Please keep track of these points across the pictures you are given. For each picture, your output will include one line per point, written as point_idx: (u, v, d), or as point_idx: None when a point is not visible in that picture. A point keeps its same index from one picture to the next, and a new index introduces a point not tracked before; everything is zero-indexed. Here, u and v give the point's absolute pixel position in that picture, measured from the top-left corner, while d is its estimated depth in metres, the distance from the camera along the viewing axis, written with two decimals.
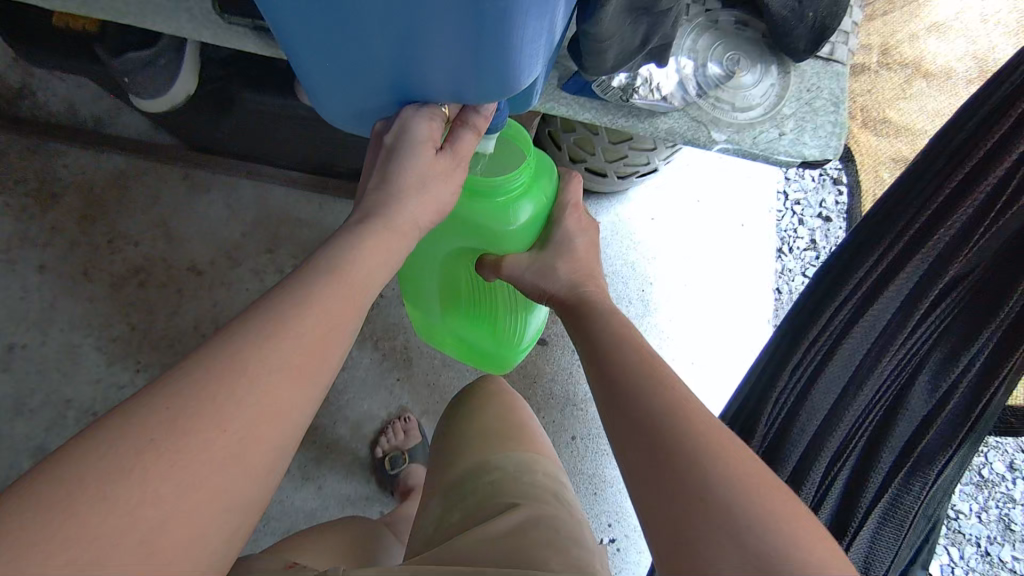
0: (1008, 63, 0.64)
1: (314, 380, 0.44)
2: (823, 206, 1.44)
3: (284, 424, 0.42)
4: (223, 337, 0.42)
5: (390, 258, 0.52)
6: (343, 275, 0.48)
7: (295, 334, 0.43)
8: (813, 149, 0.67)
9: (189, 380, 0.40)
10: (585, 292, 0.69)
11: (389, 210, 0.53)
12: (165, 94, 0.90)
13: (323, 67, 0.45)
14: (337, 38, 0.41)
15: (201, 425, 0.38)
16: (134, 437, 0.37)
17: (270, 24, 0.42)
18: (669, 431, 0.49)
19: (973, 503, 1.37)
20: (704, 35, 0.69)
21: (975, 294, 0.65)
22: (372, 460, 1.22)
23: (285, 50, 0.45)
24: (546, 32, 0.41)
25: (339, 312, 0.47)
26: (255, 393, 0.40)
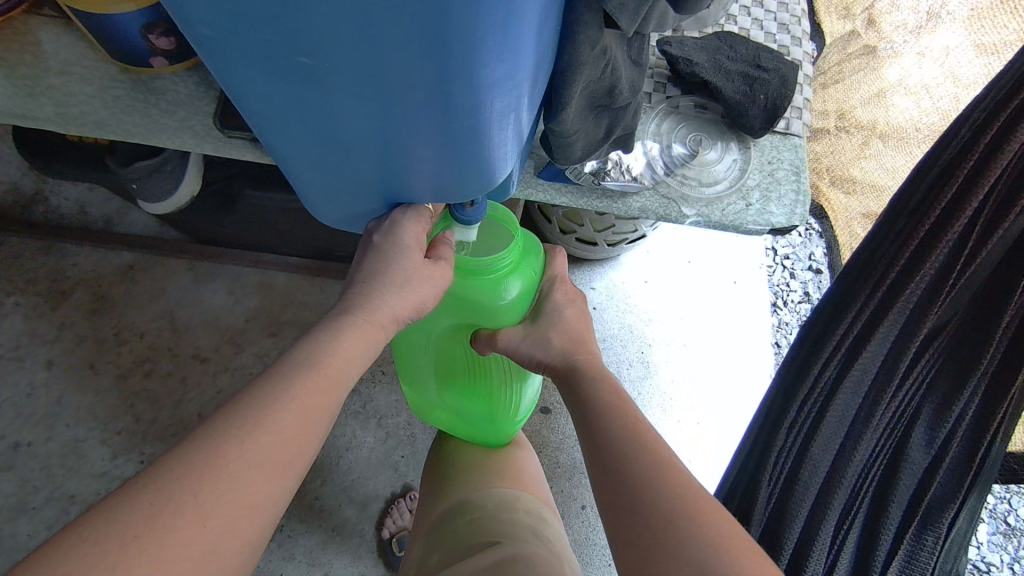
0: (967, 107, 0.61)
1: (291, 473, 0.45)
2: (812, 259, 1.47)
3: (259, 519, 0.43)
4: (206, 430, 0.44)
5: (367, 349, 0.54)
6: (322, 364, 0.50)
7: (276, 429, 0.45)
8: (781, 217, 0.71)
9: (170, 475, 0.41)
10: (577, 361, 0.67)
11: (370, 298, 0.54)
12: (170, 197, 0.95)
13: (312, 174, 0.49)
14: (323, 150, 0.44)
15: (182, 521, 0.39)
16: (117, 533, 0.38)
17: (262, 141, 0.46)
18: (650, 498, 0.51)
19: (1004, 554, 1.32)
20: (667, 119, 0.74)
21: (953, 349, 0.66)
22: (380, 543, 1.20)
23: (277, 163, 0.49)
24: (514, 135, 0.45)
25: (319, 402, 0.48)
26: (235, 487, 0.42)
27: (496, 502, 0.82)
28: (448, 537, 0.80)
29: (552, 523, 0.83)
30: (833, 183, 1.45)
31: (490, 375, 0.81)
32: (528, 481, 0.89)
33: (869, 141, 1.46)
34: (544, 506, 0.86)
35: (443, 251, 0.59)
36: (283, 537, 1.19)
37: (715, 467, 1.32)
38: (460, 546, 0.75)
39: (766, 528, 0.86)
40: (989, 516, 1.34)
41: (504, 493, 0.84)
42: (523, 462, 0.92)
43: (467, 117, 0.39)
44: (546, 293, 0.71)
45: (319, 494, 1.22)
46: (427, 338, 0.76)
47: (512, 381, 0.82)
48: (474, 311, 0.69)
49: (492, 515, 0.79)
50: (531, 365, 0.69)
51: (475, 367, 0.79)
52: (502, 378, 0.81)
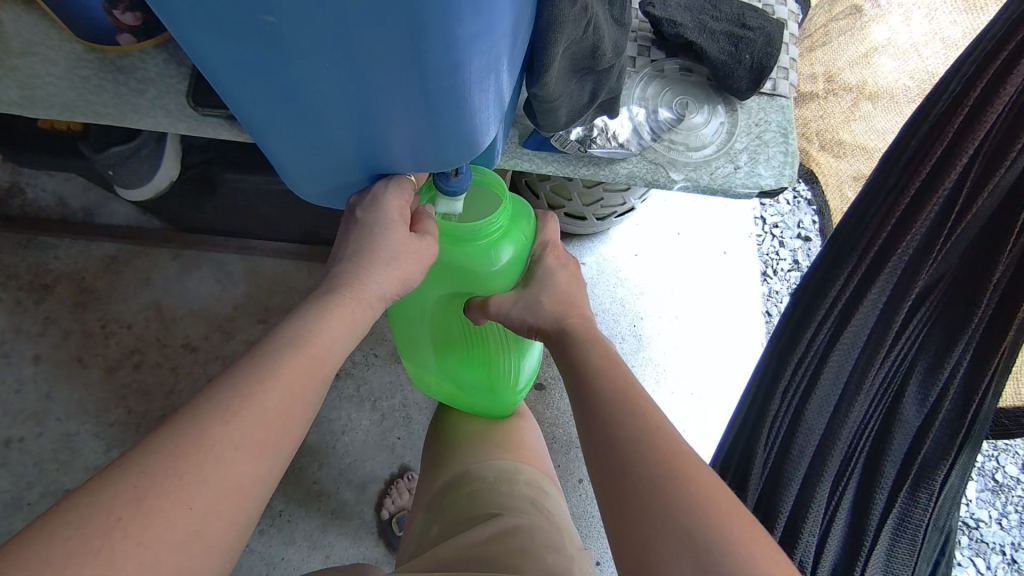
0: (953, 66, 0.62)
1: (277, 453, 0.45)
2: (801, 227, 1.49)
3: (245, 500, 0.42)
4: (188, 412, 0.43)
5: (354, 328, 0.53)
6: (306, 343, 0.49)
7: (260, 409, 0.44)
8: (770, 179, 0.70)
9: (154, 457, 0.40)
10: (567, 325, 0.65)
11: (355, 275, 0.53)
12: (149, 182, 0.94)
13: (288, 145, 0.47)
14: (298, 118, 0.43)
15: (166, 503, 0.38)
16: (98, 518, 0.37)
17: (233, 111, 0.44)
18: (638, 462, 0.51)
19: (992, 510, 1.35)
20: (652, 84, 0.73)
21: (945, 306, 0.66)
22: (380, 523, 1.21)
23: (252, 135, 0.47)
24: (495, 98, 0.44)
25: (304, 382, 0.47)
26: (219, 469, 0.41)
27: (496, 474, 0.82)
28: (447, 509, 0.80)
29: (552, 495, 0.83)
30: (824, 147, 1.25)
31: (488, 342, 0.80)
32: (529, 453, 0.89)
33: (858, 103, 1.22)
34: (547, 479, 0.86)
35: (427, 225, 0.58)
36: (282, 522, 1.19)
37: (709, 435, 1.33)
38: (459, 519, 0.76)
39: (764, 490, 0.88)
40: (979, 474, 1.36)
41: (504, 465, 0.84)
42: (524, 433, 0.93)
43: (444, 78, 0.37)
44: (536, 261, 0.70)
45: (317, 478, 1.22)
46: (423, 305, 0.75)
47: (511, 349, 0.82)
48: (466, 278, 0.68)
49: (491, 488, 0.79)
50: (523, 329, 0.68)
51: (474, 334, 0.79)
52: (501, 345, 0.81)
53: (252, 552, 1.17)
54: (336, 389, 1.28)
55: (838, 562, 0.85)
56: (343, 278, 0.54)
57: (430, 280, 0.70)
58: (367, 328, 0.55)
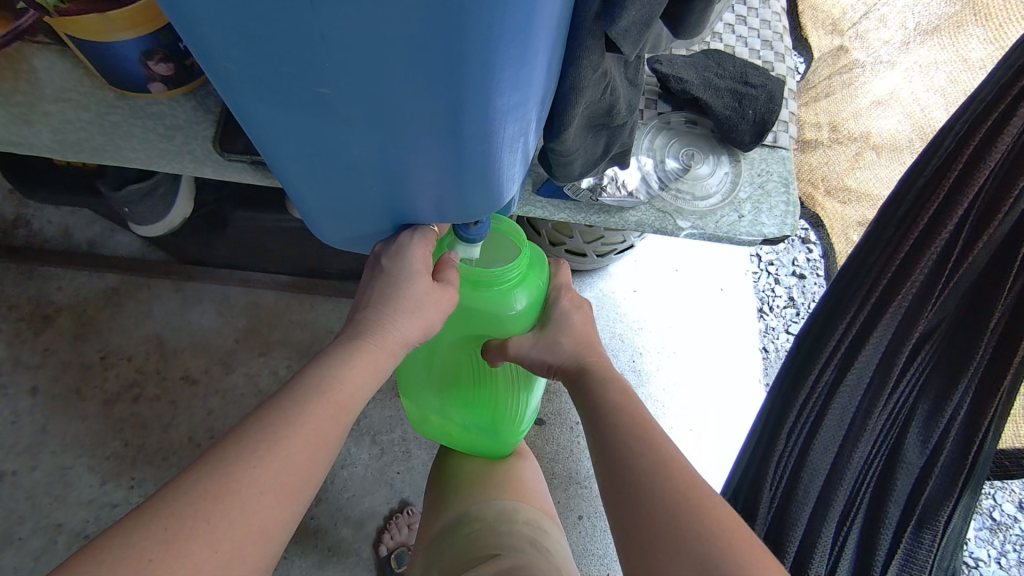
0: (947, 124, 0.65)
1: (301, 497, 0.45)
2: (796, 264, 1.53)
3: (269, 544, 0.43)
4: (217, 453, 0.44)
5: (377, 374, 0.54)
6: (331, 390, 0.50)
7: (287, 453, 0.45)
8: (772, 228, 0.72)
9: (183, 499, 0.40)
10: (588, 363, 0.68)
11: (381, 325, 0.55)
12: (163, 219, 0.95)
13: (320, 197, 0.49)
14: (335, 172, 0.45)
15: (195, 546, 0.39)
16: (131, 558, 0.37)
17: (272, 166, 0.47)
18: (650, 494, 0.52)
19: (990, 549, 1.35)
20: (660, 135, 0.76)
21: (943, 352, 0.68)
22: (377, 560, 1.19)
23: (286, 185, 0.50)
24: (522, 157, 0.46)
25: (327, 427, 0.48)
26: (246, 512, 0.42)
27: (495, 514, 0.82)
28: (449, 551, 0.80)
29: (553, 534, 0.83)
30: (829, 193, 1.27)
31: (495, 383, 0.80)
32: (529, 493, 0.89)
33: (862, 152, 1.23)
34: (546, 518, 0.86)
35: (450, 274, 0.58)
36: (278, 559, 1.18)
37: (707, 473, 1.33)
38: (462, 559, 0.76)
39: (769, 532, 0.88)
40: (976, 513, 1.36)
41: (503, 503, 0.84)
42: (528, 473, 0.93)
43: (479, 141, 0.40)
44: (552, 302, 0.72)
45: (314, 514, 1.21)
46: (435, 346, 0.75)
47: (518, 387, 0.83)
48: (483, 320, 0.69)
49: (492, 528, 0.79)
50: (541, 369, 0.70)
51: (482, 374, 0.79)
52: (509, 384, 0.81)
53: None
54: None
55: None
56: (368, 325, 0.55)
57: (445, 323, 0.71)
58: (390, 373, 0.56)
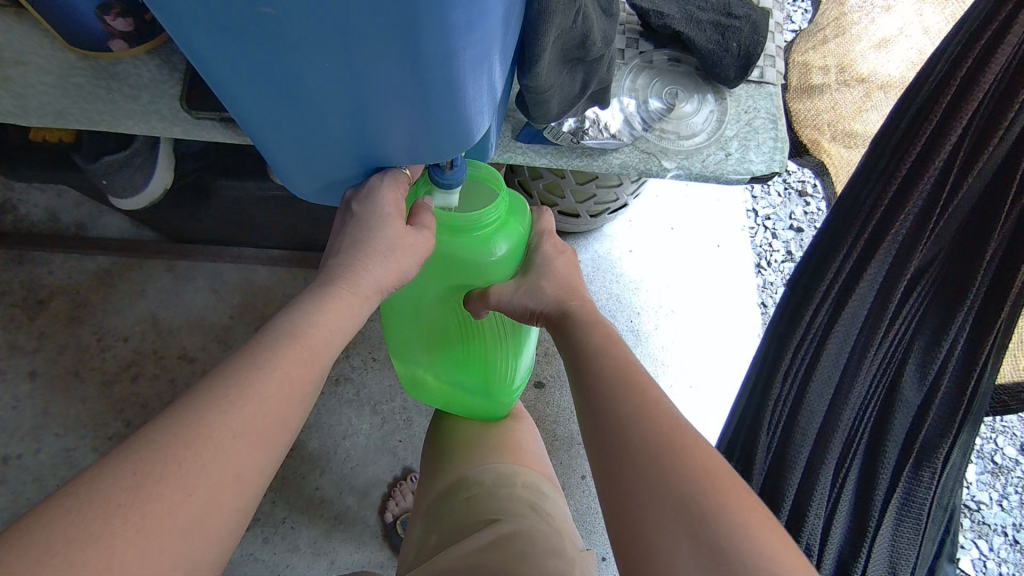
0: (939, 48, 0.62)
1: (275, 445, 0.45)
2: (793, 218, 1.52)
3: (245, 489, 0.42)
4: (187, 398, 0.43)
5: (350, 318, 0.53)
6: (305, 334, 0.49)
7: (260, 397, 0.44)
8: (760, 164, 0.72)
9: (153, 445, 0.40)
10: (571, 307, 0.66)
11: (353, 269, 0.54)
12: (143, 191, 0.93)
13: (286, 134, 0.49)
14: (296, 105, 0.45)
15: (167, 491, 0.39)
16: (100, 503, 0.37)
17: (228, 103, 0.47)
18: (633, 437, 0.51)
19: (993, 492, 1.36)
20: (642, 74, 0.74)
21: (941, 284, 0.67)
22: (383, 527, 1.20)
23: (248, 124, 0.49)
24: (488, 90, 0.46)
25: (301, 372, 0.48)
26: (219, 458, 0.41)
27: (494, 478, 0.82)
28: (447, 515, 0.80)
29: (553, 499, 0.82)
30: None
31: (484, 338, 0.80)
32: (528, 457, 0.89)
33: None
34: (546, 482, 0.86)
35: (425, 218, 0.58)
36: (284, 529, 1.19)
37: (709, 428, 1.33)
38: (461, 524, 0.75)
39: (766, 480, 0.87)
40: (978, 457, 1.37)
41: (502, 468, 0.84)
42: (526, 436, 0.93)
43: (439, 66, 0.40)
44: (535, 247, 0.71)
45: (318, 485, 1.22)
46: (419, 299, 0.75)
47: (507, 338, 0.81)
48: (464, 269, 0.68)
49: (490, 492, 0.79)
50: (525, 317, 0.69)
51: (469, 326, 0.78)
52: (497, 339, 0.80)
53: (257, 560, 1.16)
54: (335, 394, 1.28)
55: (843, 548, 0.86)
56: (342, 268, 0.55)
57: (426, 273, 0.71)
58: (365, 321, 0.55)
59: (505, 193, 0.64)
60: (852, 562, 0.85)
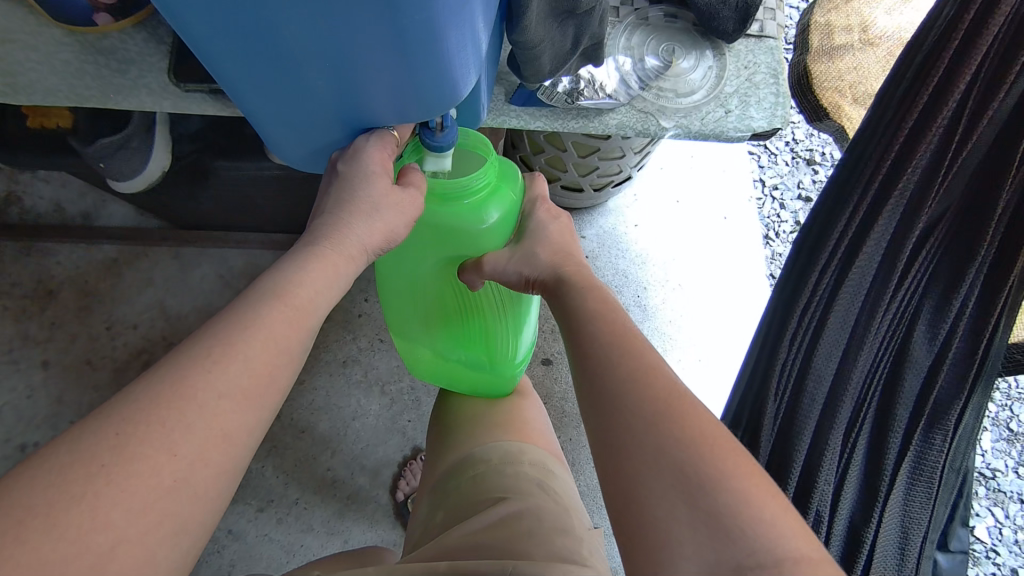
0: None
1: (262, 403, 0.46)
2: (801, 187, 1.50)
3: (232, 448, 0.44)
4: (170, 359, 0.44)
5: (336, 278, 0.53)
6: (289, 293, 0.50)
7: (243, 358, 0.45)
8: (761, 121, 0.72)
9: (136, 405, 0.41)
10: (564, 272, 0.64)
11: (339, 229, 0.54)
12: (141, 174, 0.94)
13: (268, 97, 0.48)
14: (273, 64, 0.44)
15: (151, 451, 0.40)
16: (82, 464, 0.38)
17: (210, 67, 0.46)
18: (631, 405, 0.50)
19: (1008, 459, 1.34)
20: (637, 32, 0.75)
21: (951, 241, 0.65)
22: (395, 506, 1.21)
23: (228, 88, 0.48)
24: (472, 40, 0.45)
25: (288, 332, 0.49)
26: (204, 417, 0.42)
27: (500, 456, 0.80)
28: (452, 492, 0.80)
29: (559, 475, 0.82)
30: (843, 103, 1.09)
31: (482, 308, 0.80)
32: (533, 434, 0.87)
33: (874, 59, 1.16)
34: (553, 459, 0.84)
35: (414, 176, 0.59)
36: (297, 510, 1.19)
37: (718, 400, 1.31)
38: (467, 503, 0.75)
39: (775, 448, 0.86)
40: (992, 424, 1.35)
41: (508, 445, 0.82)
42: (532, 409, 0.92)
43: (418, 11, 0.38)
44: (528, 214, 0.71)
45: (330, 466, 1.23)
46: (415, 272, 0.76)
47: (506, 310, 0.82)
48: (457, 239, 0.69)
49: (497, 470, 0.78)
50: (519, 284, 0.68)
51: (468, 302, 0.79)
52: (497, 310, 0.81)
53: (272, 540, 1.17)
54: (343, 375, 1.28)
55: (855, 512, 0.85)
56: (327, 231, 0.55)
57: (419, 243, 0.71)
58: (352, 281, 0.56)
59: (494, 158, 0.65)
60: (862, 527, 0.84)
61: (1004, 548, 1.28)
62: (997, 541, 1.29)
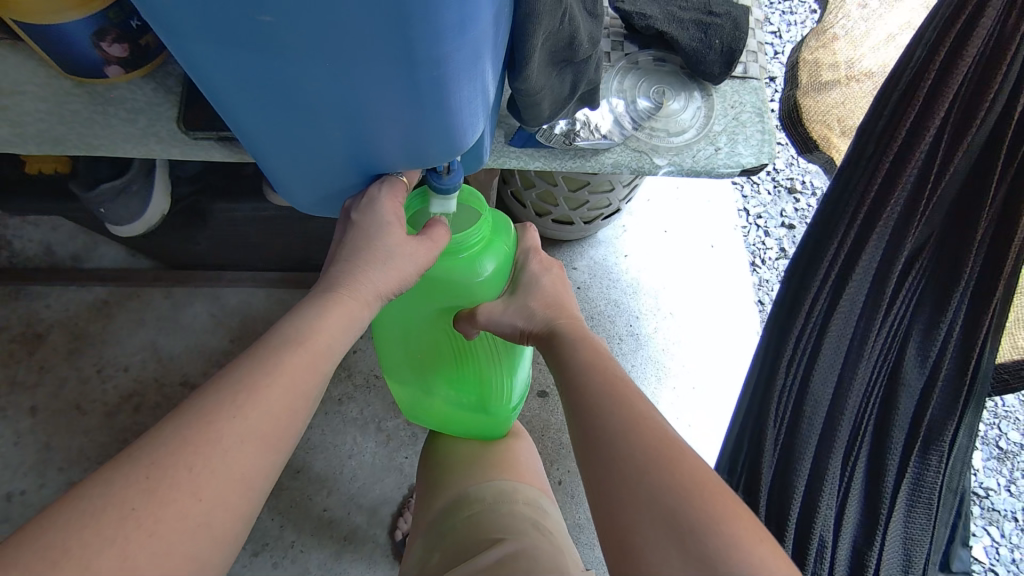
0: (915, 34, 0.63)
1: (280, 447, 0.47)
2: (784, 215, 1.54)
3: (249, 493, 0.44)
4: (196, 401, 0.45)
5: (350, 324, 0.55)
6: (306, 340, 0.51)
7: (265, 403, 0.46)
8: (749, 157, 0.75)
9: (163, 449, 0.42)
10: (559, 324, 0.66)
11: (353, 275, 0.56)
12: (141, 217, 0.95)
13: (284, 146, 0.50)
14: (290, 115, 0.46)
15: (176, 495, 0.40)
16: (113, 507, 0.39)
17: (227, 118, 0.48)
18: (622, 451, 0.51)
19: (1000, 478, 1.36)
20: (628, 76, 0.79)
21: (934, 268, 0.68)
22: (394, 545, 1.19)
23: (244, 137, 0.50)
24: (481, 91, 0.47)
25: (305, 377, 0.49)
26: (228, 462, 0.43)
27: (494, 494, 0.81)
28: (447, 535, 0.79)
29: (552, 514, 0.82)
30: None
31: (477, 354, 0.81)
32: (526, 473, 0.87)
33: None
34: (545, 497, 0.85)
35: (436, 231, 0.60)
36: (294, 552, 1.17)
37: (713, 428, 1.33)
38: (459, 546, 0.74)
39: (775, 477, 0.86)
40: (983, 443, 1.37)
41: (502, 484, 0.83)
42: (527, 451, 0.92)
43: (432, 68, 0.41)
44: (522, 267, 0.73)
45: (326, 506, 1.21)
46: (410, 317, 0.77)
47: (500, 356, 0.83)
48: (449, 288, 0.71)
49: (491, 509, 0.78)
50: (513, 335, 0.70)
51: (462, 348, 0.80)
52: (490, 356, 0.82)
53: None
54: (339, 413, 1.27)
55: (858, 535, 0.85)
56: (342, 277, 0.56)
57: (415, 292, 0.73)
58: (366, 325, 0.57)
59: (487, 211, 0.68)
60: (866, 550, 0.85)
61: (1002, 567, 1.29)
62: (995, 561, 1.29)
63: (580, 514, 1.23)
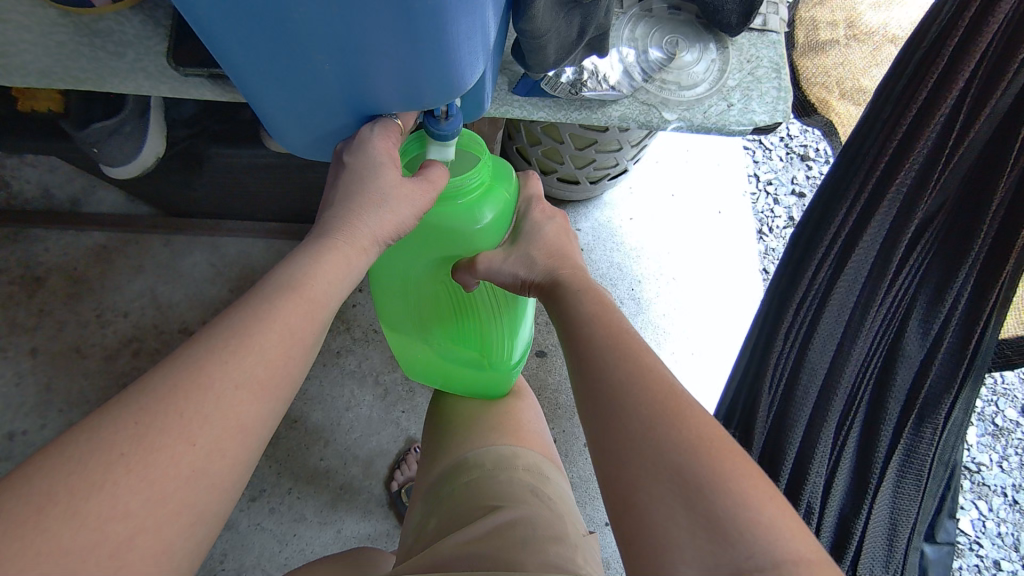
0: None
1: (277, 394, 0.46)
2: (795, 183, 1.50)
3: (247, 440, 0.44)
4: (186, 348, 0.44)
5: (348, 272, 0.53)
6: (302, 286, 0.50)
7: (259, 349, 0.45)
8: (763, 115, 0.72)
9: (154, 394, 0.41)
10: (560, 275, 0.65)
11: (349, 221, 0.54)
12: (135, 159, 0.95)
13: (272, 81, 0.48)
14: (276, 47, 0.43)
15: (169, 439, 0.40)
16: (102, 452, 0.38)
17: (211, 48, 0.45)
18: (628, 408, 0.49)
19: (993, 454, 1.36)
20: (641, 24, 0.76)
21: (943, 241, 0.65)
22: (388, 496, 1.21)
23: (229, 69, 0.48)
24: (481, 27, 0.45)
25: (302, 323, 0.49)
26: (221, 406, 0.42)
27: (493, 461, 0.80)
28: (446, 499, 0.78)
29: (554, 480, 0.81)
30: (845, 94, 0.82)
31: (477, 307, 0.80)
32: (528, 436, 0.87)
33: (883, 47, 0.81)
34: (547, 463, 0.84)
35: (432, 171, 0.59)
36: (290, 499, 1.19)
37: (708, 394, 1.32)
38: (457, 510, 0.74)
39: (768, 439, 0.87)
40: (979, 419, 1.38)
41: (501, 449, 0.82)
42: (528, 411, 0.92)
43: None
44: (523, 215, 0.71)
45: (322, 456, 1.22)
46: (408, 273, 0.76)
47: (502, 311, 0.82)
48: (450, 239, 0.69)
49: (490, 476, 0.77)
50: (514, 285, 0.68)
51: (462, 301, 0.79)
52: (492, 311, 0.81)
53: (264, 530, 1.17)
54: (337, 366, 1.28)
55: (846, 503, 0.86)
56: (338, 224, 0.55)
57: (415, 245, 0.71)
58: (363, 273, 0.56)
59: (487, 156, 0.66)
60: (852, 518, 0.86)
61: (988, 540, 1.30)
62: (981, 533, 1.31)
63: (573, 472, 1.24)
